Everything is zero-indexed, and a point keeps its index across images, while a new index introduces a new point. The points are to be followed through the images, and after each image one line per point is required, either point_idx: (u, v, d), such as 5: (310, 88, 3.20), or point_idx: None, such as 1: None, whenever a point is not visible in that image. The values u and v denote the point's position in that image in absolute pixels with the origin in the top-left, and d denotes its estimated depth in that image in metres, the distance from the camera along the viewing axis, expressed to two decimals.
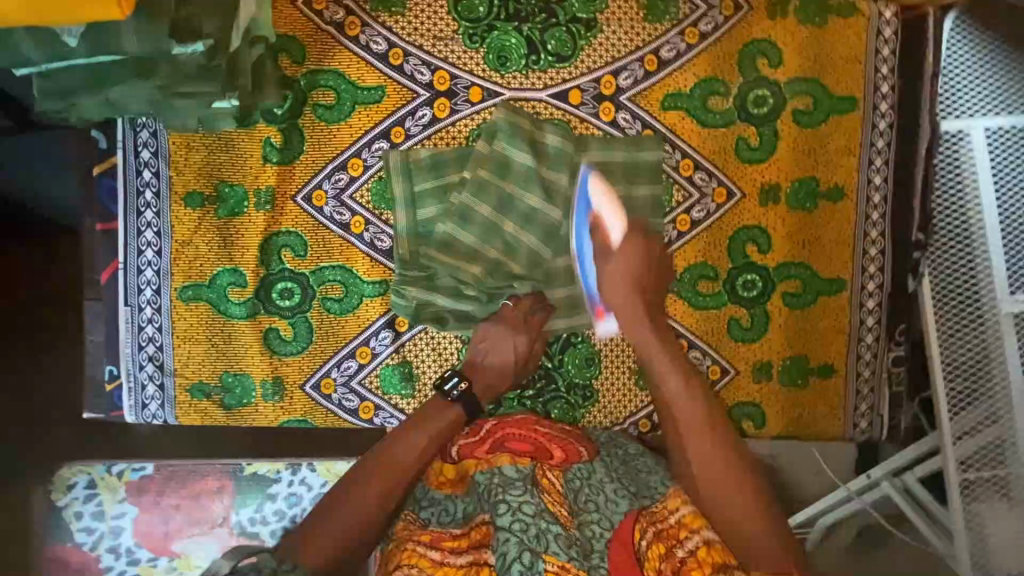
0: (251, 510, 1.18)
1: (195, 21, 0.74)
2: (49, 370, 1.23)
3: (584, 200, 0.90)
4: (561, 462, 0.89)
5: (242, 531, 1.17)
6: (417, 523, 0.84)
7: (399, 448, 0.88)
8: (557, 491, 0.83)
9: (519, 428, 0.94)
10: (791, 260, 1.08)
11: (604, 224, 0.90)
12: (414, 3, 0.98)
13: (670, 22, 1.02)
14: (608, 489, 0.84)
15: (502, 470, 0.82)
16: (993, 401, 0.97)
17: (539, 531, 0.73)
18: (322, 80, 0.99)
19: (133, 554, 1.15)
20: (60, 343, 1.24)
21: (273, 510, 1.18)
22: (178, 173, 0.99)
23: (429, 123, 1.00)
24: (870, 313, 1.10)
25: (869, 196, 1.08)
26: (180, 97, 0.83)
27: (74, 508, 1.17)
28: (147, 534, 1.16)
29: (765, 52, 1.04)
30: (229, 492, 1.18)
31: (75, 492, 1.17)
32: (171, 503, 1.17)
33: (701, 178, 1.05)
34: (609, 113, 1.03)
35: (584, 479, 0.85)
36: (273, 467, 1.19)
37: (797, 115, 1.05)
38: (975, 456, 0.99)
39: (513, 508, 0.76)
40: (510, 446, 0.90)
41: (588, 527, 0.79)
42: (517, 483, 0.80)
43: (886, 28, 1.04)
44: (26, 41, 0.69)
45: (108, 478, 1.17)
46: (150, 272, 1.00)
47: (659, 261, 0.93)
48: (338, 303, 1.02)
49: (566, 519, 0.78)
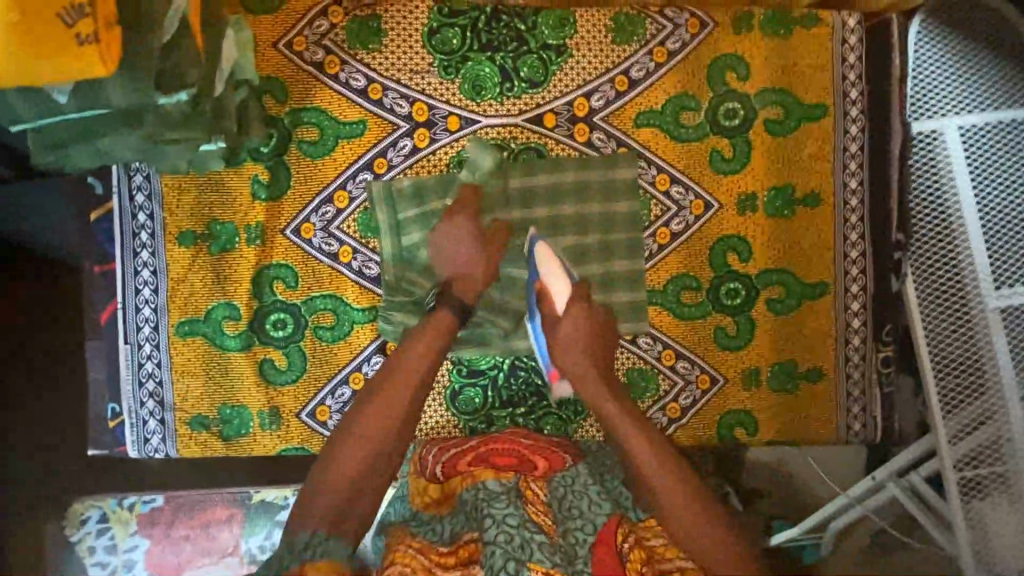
0: (260, 538, 1.18)
1: (179, 73, 0.78)
2: (50, 403, 1.24)
3: (533, 270, 1.00)
4: (545, 470, 0.93)
5: (252, 560, 1.18)
6: (407, 533, 0.86)
7: (394, 394, 0.85)
8: (541, 502, 0.87)
9: (503, 444, 0.98)
10: (772, 267, 1.10)
11: (550, 293, 0.98)
12: (391, 40, 1.02)
13: (638, 42, 1.05)
14: (591, 492, 0.87)
15: (486, 485, 0.87)
16: (986, 398, 0.96)
17: (523, 541, 0.77)
18: (306, 117, 1.03)
19: None
20: (65, 377, 1.25)
21: (282, 536, 1.18)
22: (170, 213, 1.03)
23: (410, 153, 1.04)
24: (857, 315, 1.11)
25: (846, 200, 1.10)
26: (169, 144, 0.87)
27: (87, 543, 1.19)
28: (159, 564, 1.18)
29: (733, 66, 1.07)
30: (237, 521, 1.19)
31: (87, 527, 1.19)
32: (181, 534, 1.19)
33: (678, 192, 1.07)
34: (584, 133, 1.05)
35: (567, 487, 0.88)
36: (280, 494, 1.20)
37: (769, 124, 1.08)
38: (973, 455, 0.97)
39: (498, 521, 0.79)
40: (494, 461, 0.95)
41: (572, 533, 0.80)
42: (500, 496, 0.84)
43: (850, 35, 1.08)
44: (19, 101, 0.74)
45: (119, 512, 1.19)
46: (147, 310, 1.04)
47: (604, 325, 0.97)
48: (330, 331, 1.05)
49: (550, 528, 0.82)
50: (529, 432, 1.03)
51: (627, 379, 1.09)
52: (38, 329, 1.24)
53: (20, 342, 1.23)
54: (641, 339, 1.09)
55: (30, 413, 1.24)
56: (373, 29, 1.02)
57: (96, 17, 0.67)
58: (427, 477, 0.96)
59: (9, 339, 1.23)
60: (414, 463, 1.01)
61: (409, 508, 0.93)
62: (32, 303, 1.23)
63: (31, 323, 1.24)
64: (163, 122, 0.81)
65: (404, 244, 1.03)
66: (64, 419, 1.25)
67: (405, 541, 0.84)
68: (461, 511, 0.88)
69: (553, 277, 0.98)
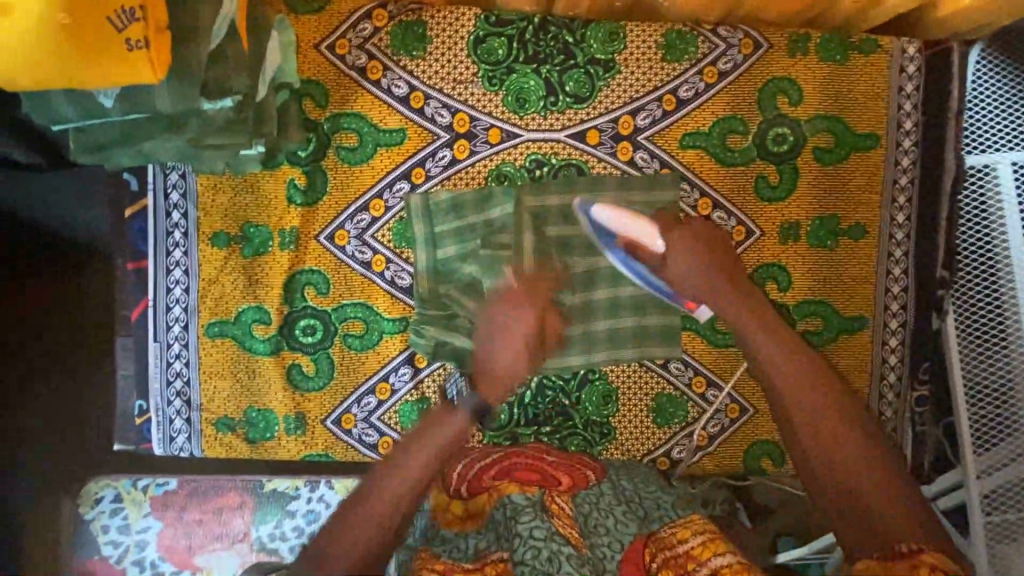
0: (271, 526, 1.15)
1: (226, 80, 0.77)
2: (52, 399, 1.20)
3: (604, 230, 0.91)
4: (569, 487, 0.92)
5: (262, 547, 1.15)
6: (431, 554, 0.85)
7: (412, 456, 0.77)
8: (567, 515, 0.87)
9: (528, 458, 0.96)
10: (812, 298, 1.07)
11: (641, 244, 0.87)
12: (435, 47, 1.00)
13: (688, 61, 1.02)
14: (616, 512, 0.89)
15: (511, 499, 0.86)
16: (1018, 440, 0.94)
17: (551, 554, 0.79)
18: (346, 122, 1.01)
19: (157, 567, 1.14)
20: (71, 368, 1.20)
21: (292, 526, 1.16)
22: (205, 214, 1.02)
23: (449, 164, 1.02)
24: (893, 352, 1.09)
25: (891, 234, 1.07)
26: (210, 149, 0.85)
27: (101, 522, 1.16)
28: (171, 548, 1.15)
29: (785, 90, 1.03)
30: (249, 508, 1.16)
31: (101, 506, 1.16)
32: (193, 518, 1.16)
33: (720, 218, 1.05)
34: (627, 152, 1.03)
35: (592, 504, 0.89)
36: (292, 484, 1.16)
37: (818, 152, 1.05)
38: (998, 495, 0.95)
39: (526, 537, 0.80)
40: (517, 475, 0.93)
41: (599, 548, 0.83)
42: (526, 509, 0.84)
43: (908, 64, 1.04)
44: (65, 103, 0.72)
45: (133, 492, 1.16)
46: (178, 309, 1.03)
47: (706, 234, 0.88)
48: (359, 339, 1.04)
49: (577, 540, 0.83)
50: (552, 448, 1.01)
51: (655, 404, 1.08)
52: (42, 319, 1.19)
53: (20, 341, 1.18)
54: (672, 364, 1.07)
55: (34, 403, 1.19)
56: (418, 35, 1.00)
57: (147, 22, 0.65)
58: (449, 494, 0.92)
59: (8, 339, 1.18)
60: None
61: (431, 524, 0.92)
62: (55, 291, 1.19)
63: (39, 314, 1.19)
64: (205, 126, 0.81)
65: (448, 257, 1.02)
66: (71, 414, 1.20)
67: (429, 564, 0.82)
68: (489, 529, 0.87)
69: (634, 226, 0.87)
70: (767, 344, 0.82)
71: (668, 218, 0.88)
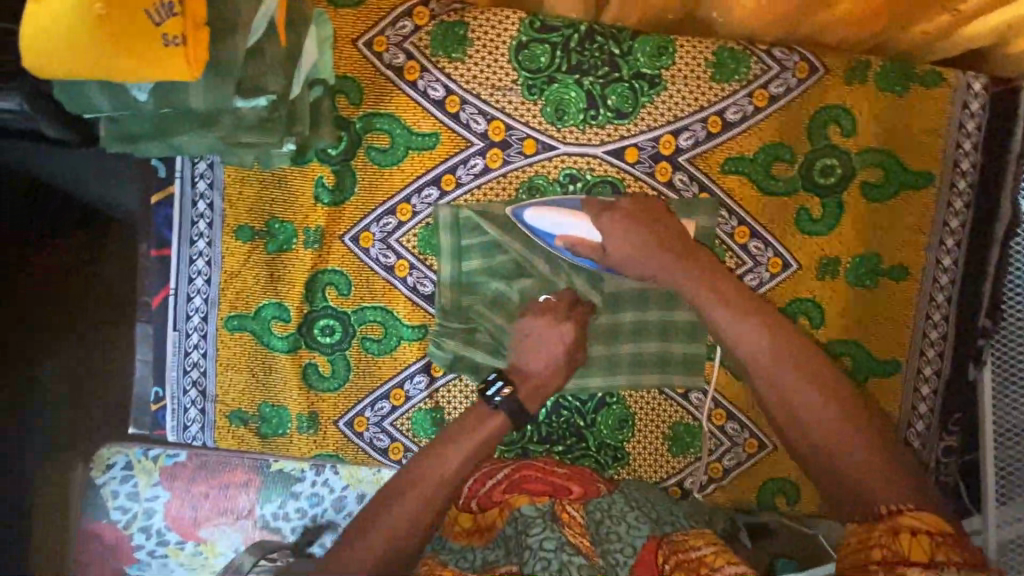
0: (275, 505, 1.10)
1: (261, 80, 0.75)
2: (66, 370, 1.25)
3: (547, 236, 0.92)
4: (581, 496, 0.92)
5: (265, 525, 1.11)
6: (440, 561, 0.84)
7: (443, 460, 0.82)
8: (578, 524, 0.86)
9: (537, 471, 0.95)
10: (845, 337, 1.03)
11: (582, 240, 0.90)
12: (475, 50, 0.97)
13: (738, 82, 0.97)
14: (629, 517, 0.86)
15: (522, 512, 0.86)
16: None
17: (563, 563, 0.78)
18: (378, 123, 0.98)
19: (163, 536, 1.11)
20: (87, 345, 1.25)
21: (296, 507, 1.10)
22: (230, 206, 1.01)
23: (480, 172, 0.99)
24: (923, 400, 1.04)
25: (936, 277, 1.02)
26: (241, 146, 0.84)
27: (110, 488, 1.12)
28: (177, 518, 1.11)
29: (838, 119, 0.98)
30: (255, 486, 1.11)
31: (113, 472, 1.13)
32: (200, 491, 1.12)
33: (756, 247, 1.01)
34: (666, 173, 0.99)
35: (605, 511, 0.87)
36: (298, 465, 1.11)
37: (866, 187, 1.00)
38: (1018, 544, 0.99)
39: (536, 549, 0.80)
40: (528, 489, 0.93)
41: (611, 555, 0.82)
42: (537, 519, 0.84)
43: (972, 100, 0.98)
44: (97, 93, 0.70)
45: (144, 461, 1.13)
46: (199, 300, 1.03)
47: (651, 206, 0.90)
48: (376, 343, 1.03)
49: (589, 549, 0.82)
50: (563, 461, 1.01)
51: (671, 433, 1.05)
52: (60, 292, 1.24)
53: (25, 333, 1.23)
54: (693, 395, 1.05)
55: (54, 368, 1.24)
56: (458, 37, 0.96)
57: (184, 16, 0.63)
58: (459, 507, 0.92)
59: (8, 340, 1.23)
60: None
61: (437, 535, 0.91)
62: (74, 264, 1.23)
63: (55, 287, 1.23)
64: (238, 124, 0.79)
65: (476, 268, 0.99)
66: (89, 380, 1.25)
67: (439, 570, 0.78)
68: (501, 543, 0.87)
69: (572, 224, 0.91)
70: (743, 331, 0.82)
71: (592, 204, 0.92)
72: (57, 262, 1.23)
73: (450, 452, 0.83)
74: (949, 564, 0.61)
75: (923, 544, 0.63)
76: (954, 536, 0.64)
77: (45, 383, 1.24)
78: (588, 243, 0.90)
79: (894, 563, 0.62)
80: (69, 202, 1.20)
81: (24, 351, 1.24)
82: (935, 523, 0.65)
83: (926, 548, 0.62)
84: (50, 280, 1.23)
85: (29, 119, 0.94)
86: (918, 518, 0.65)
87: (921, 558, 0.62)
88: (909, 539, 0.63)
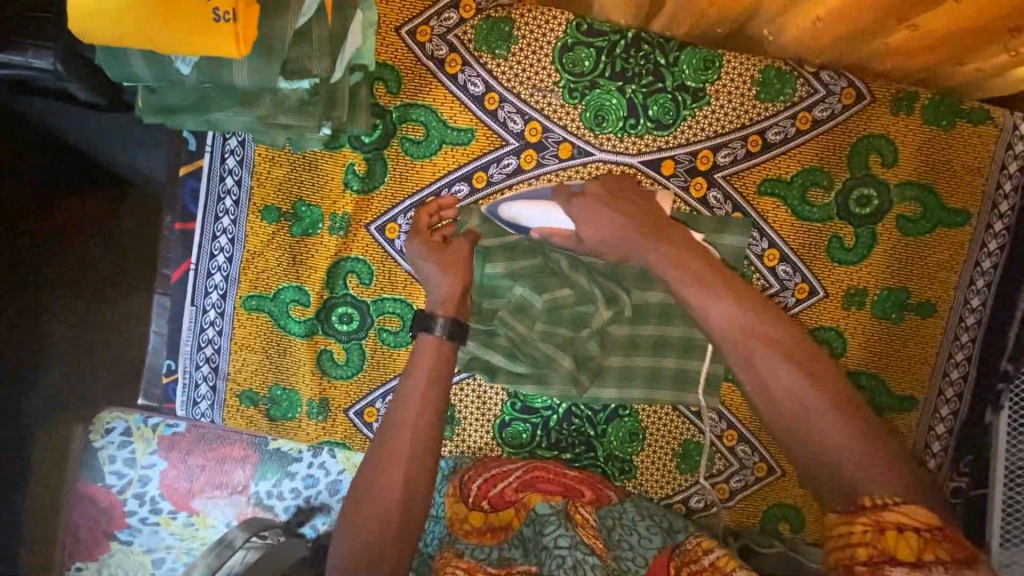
0: (270, 484, 1.11)
1: (306, 62, 0.73)
2: (71, 335, 1.24)
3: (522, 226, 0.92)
4: (593, 500, 0.93)
5: (258, 502, 1.11)
6: (455, 553, 0.83)
7: (421, 420, 0.81)
8: (591, 527, 0.86)
9: (548, 472, 0.96)
10: (864, 368, 1.02)
11: (557, 229, 0.89)
12: (519, 49, 0.95)
13: (783, 103, 0.96)
14: (640, 527, 0.88)
15: (537, 512, 0.86)
16: None
17: (576, 562, 0.76)
18: (414, 113, 0.97)
19: (156, 505, 1.11)
20: (94, 317, 1.25)
21: (290, 487, 1.11)
22: (258, 185, 1.00)
23: (513, 172, 0.98)
24: (937, 439, 1.03)
25: (961, 317, 1.01)
26: (277, 127, 0.82)
27: (108, 452, 1.12)
28: (171, 487, 1.11)
29: (880, 149, 0.97)
30: (252, 462, 1.11)
31: (111, 437, 1.13)
32: (197, 463, 1.11)
33: (785, 272, 0.99)
34: (700, 189, 0.98)
35: (616, 518, 0.89)
36: (296, 445, 1.11)
37: (901, 220, 0.98)
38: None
39: (551, 547, 0.78)
40: (540, 488, 0.93)
41: (623, 562, 0.82)
42: (551, 517, 0.83)
43: (1017, 142, 0.97)
44: (140, 61, 0.69)
45: (143, 429, 1.13)
46: (218, 277, 1.02)
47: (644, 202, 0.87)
48: (393, 335, 1.02)
49: (601, 549, 0.81)
50: (572, 466, 1.00)
51: (682, 450, 1.05)
52: (78, 266, 1.23)
53: (39, 299, 1.23)
54: (706, 414, 1.04)
55: (61, 334, 1.24)
56: (503, 34, 0.95)
57: None
58: (469, 505, 0.91)
59: (25, 298, 1.22)
60: (453, 485, 0.95)
61: (447, 532, 0.90)
62: (93, 236, 1.23)
63: (72, 256, 1.23)
64: (278, 105, 0.78)
65: (479, 280, 0.96)
66: (99, 347, 1.25)
67: (452, 563, 0.80)
68: (520, 542, 0.86)
69: (543, 214, 0.90)
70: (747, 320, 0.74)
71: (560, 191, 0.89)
72: (70, 241, 1.23)
73: (407, 404, 0.82)
74: (937, 562, 0.57)
75: (912, 543, 0.59)
76: (944, 531, 0.60)
77: (52, 348, 1.24)
78: (562, 232, 0.89)
79: (880, 563, 0.58)
80: (87, 170, 1.20)
81: (35, 314, 1.23)
82: (925, 517, 0.60)
83: (914, 546, 0.58)
84: (69, 247, 1.23)
85: (62, 80, 0.93)
86: (905, 514, 0.60)
87: (908, 557, 0.58)
88: (895, 536, 0.59)
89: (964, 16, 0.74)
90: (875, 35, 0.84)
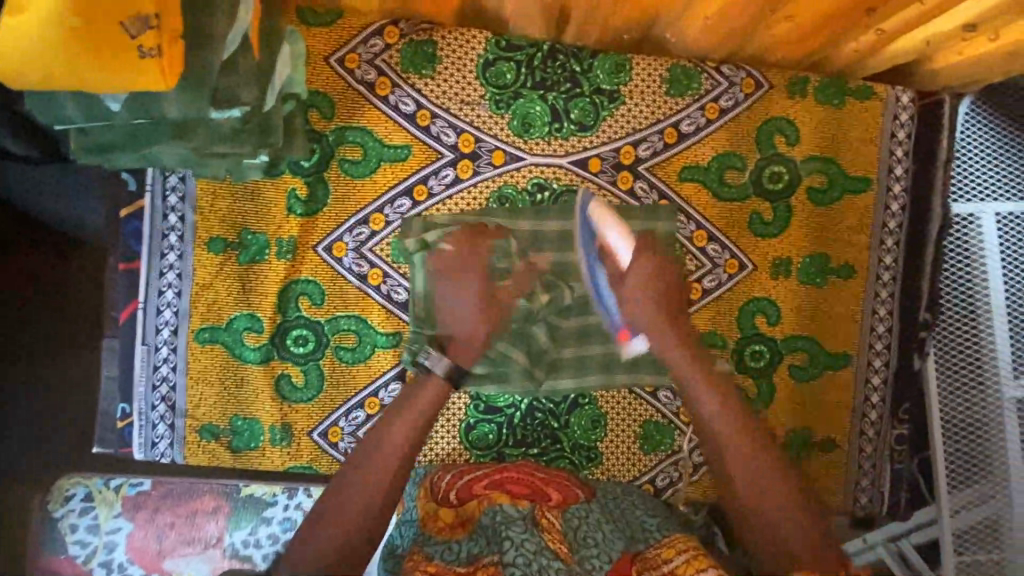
0: (245, 533, 1.09)
1: (234, 90, 0.77)
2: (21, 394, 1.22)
3: (587, 229, 0.98)
4: (559, 504, 0.93)
5: (235, 554, 1.09)
6: (424, 556, 0.83)
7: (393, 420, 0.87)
8: (557, 530, 0.87)
9: (518, 472, 0.97)
10: (799, 333, 1.09)
11: (613, 255, 0.95)
12: (444, 68, 1.01)
13: (692, 96, 1.05)
14: (604, 528, 0.88)
15: (502, 508, 0.88)
16: (991, 481, 0.94)
17: (541, 566, 0.79)
18: (351, 135, 1.01)
19: (124, 571, 1.07)
20: (44, 371, 1.22)
21: (267, 534, 1.10)
22: (203, 218, 1.02)
23: (452, 182, 1.03)
24: (875, 391, 1.11)
25: (878, 275, 1.10)
26: (214, 156, 0.86)
27: (69, 521, 1.08)
28: (140, 551, 1.08)
29: (783, 129, 1.06)
30: (224, 513, 1.10)
31: (71, 505, 1.08)
32: (166, 521, 1.09)
33: (714, 250, 1.06)
34: (627, 181, 1.05)
35: (581, 519, 0.89)
36: (270, 490, 1.11)
37: (812, 192, 1.08)
38: (971, 531, 0.96)
39: (516, 541, 0.81)
40: (509, 488, 0.94)
41: (588, 561, 0.81)
42: (518, 521, 0.85)
43: (902, 112, 1.07)
44: (70, 103, 0.71)
45: (105, 492, 1.09)
46: (168, 313, 1.02)
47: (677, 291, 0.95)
48: (351, 352, 1.04)
49: (566, 555, 0.82)
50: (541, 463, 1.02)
51: (643, 431, 1.09)
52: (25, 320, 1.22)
53: None
54: (661, 392, 1.08)
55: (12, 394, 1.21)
56: (428, 55, 1.01)
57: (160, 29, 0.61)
58: (438, 501, 0.94)
59: None
60: (423, 487, 0.97)
61: (420, 531, 0.90)
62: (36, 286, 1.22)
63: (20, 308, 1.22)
64: (212, 135, 0.81)
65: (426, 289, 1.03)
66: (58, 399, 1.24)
67: (422, 567, 0.81)
68: (480, 535, 0.87)
69: (612, 233, 0.95)
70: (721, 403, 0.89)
71: (646, 240, 0.96)
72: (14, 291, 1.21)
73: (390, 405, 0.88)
74: None
75: None
76: None
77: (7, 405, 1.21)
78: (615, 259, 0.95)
79: None
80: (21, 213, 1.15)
81: None
82: None
83: None
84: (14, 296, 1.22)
85: None
86: None
87: None
88: None
89: (825, 6, 0.83)
90: (761, 29, 0.94)
